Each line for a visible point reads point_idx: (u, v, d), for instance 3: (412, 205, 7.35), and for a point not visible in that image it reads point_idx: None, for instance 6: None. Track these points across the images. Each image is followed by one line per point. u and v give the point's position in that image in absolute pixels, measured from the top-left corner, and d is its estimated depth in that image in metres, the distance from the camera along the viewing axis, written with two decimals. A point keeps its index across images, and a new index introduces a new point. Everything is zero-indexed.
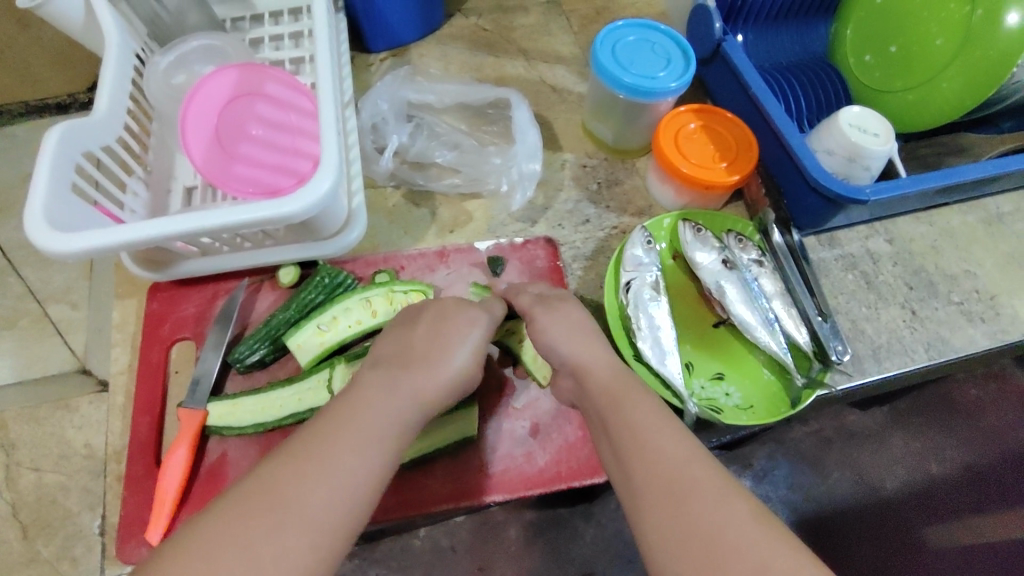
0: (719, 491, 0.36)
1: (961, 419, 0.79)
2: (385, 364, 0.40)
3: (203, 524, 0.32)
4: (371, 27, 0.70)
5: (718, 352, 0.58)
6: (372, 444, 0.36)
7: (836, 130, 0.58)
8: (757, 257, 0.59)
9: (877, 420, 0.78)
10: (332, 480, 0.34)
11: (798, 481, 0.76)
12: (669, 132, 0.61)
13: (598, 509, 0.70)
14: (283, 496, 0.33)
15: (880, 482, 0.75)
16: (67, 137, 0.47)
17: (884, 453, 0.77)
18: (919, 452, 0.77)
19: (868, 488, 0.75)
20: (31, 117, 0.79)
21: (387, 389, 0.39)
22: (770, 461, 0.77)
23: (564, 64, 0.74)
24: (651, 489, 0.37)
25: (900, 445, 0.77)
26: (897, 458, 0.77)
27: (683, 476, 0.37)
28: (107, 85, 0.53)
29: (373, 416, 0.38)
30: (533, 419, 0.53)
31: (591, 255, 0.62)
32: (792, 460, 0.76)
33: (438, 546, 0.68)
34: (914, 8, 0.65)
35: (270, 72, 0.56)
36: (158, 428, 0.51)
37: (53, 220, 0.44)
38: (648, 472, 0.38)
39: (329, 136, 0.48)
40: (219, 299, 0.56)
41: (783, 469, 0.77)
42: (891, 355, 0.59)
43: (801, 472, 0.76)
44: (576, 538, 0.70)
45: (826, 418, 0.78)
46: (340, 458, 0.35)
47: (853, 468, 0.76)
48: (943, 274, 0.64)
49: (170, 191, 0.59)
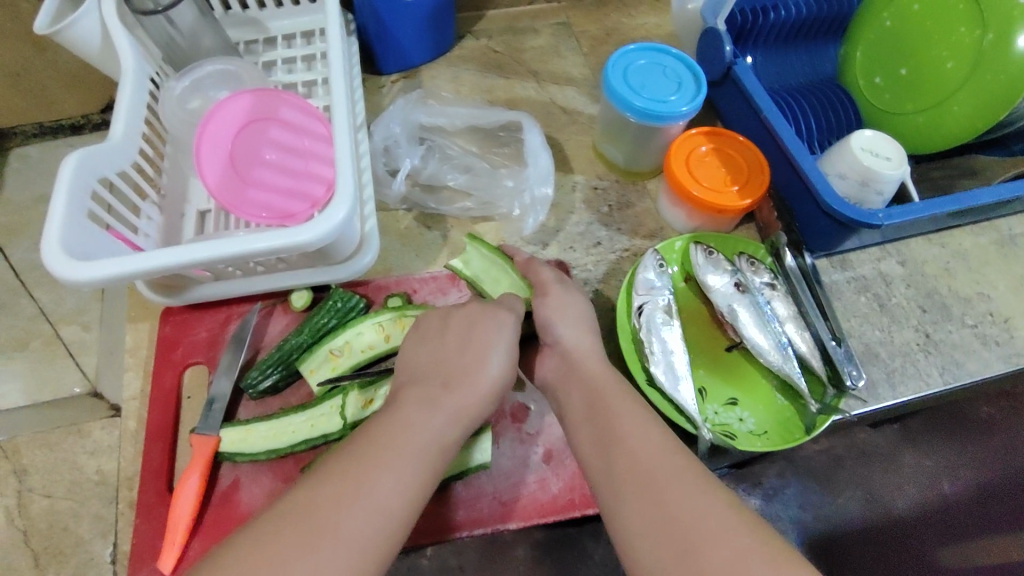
0: (697, 480, 0.37)
1: (972, 436, 0.73)
2: (431, 399, 0.41)
3: (247, 554, 0.32)
4: (384, 50, 0.71)
5: (732, 377, 0.58)
6: (404, 467, 0.37)
7: (848, 154, 0.57)
8: (769, 280, 0.59)
9: (889, 436, 0.72)
10: (367, 507, 0.35)
11: (809, 499, 0.69)
12: (681, 154, 0.61)
13: None
14: (323, 527, 0.34)
15: (891, 502, 0.69)
16: (82, 165, 0.48)
17: (896, 471, 0.71)
18: (931, 471, 0.71)
19: (879, 508, 0.69)
20: (44, 137, 0.79)
21: (428, 421, 0.40)
22: (780, 480, 0.71)
23: (575, 85, 0.75)
24: (625, 481, 0.39)
25: (914, 464, 0.71)
26: (909, 477, 0.71)
27: (659, 465, 0.38)
28: (123, 111, 0.53)
29: (402, 445, 0.38)
30: (547, 446, 0.53)
31: (606, 274, 0.62)
32: (802, 478, 0.70)
33: None
34: (923, 29, 0.65)
35: (284, 97, 0.57)
36: (170, 454, 0.51)
37: (71, 249, 0.44)
38: (626, 465, 0.39)
39: (343, 152, 0.48)
40: (232, 322, 0.56)
41: (794, 487, 0.70)
42: (905, 378, 0.59)
43: (812, 491, 0.70)
44: (584, 558, 0.60)
45: (837, 435, 0.72)
46: (375, 485, 0.36)
47: (865, 487, 0.70)
48: (956, 296, 0.64)
49: (183, 214, 0.59)
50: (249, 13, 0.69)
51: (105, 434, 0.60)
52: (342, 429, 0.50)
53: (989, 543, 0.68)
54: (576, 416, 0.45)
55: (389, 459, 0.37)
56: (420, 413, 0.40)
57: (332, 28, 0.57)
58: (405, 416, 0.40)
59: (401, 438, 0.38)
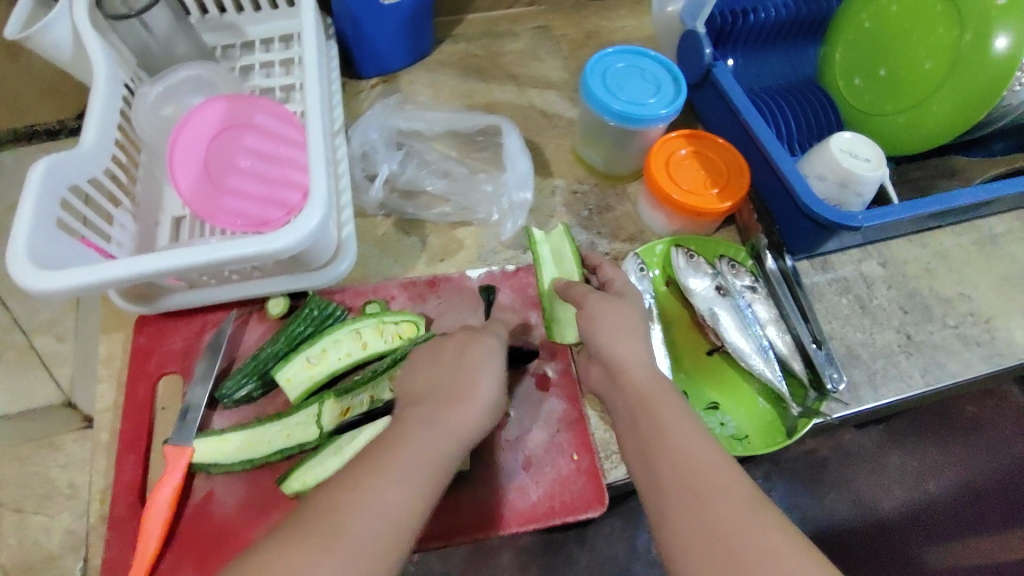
0: (749, 502, 0.37)
1: (957, 435, 0.76)
2: (432, 401, 0.42)
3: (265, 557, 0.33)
4: (362, 54, 0.71)
5: (713, 381, 0.58)
6: (411, 471, 0.38)
7: (826, 155, 0.57)
8: (750, 283, 0.59)
9: (874, 438, 0.74)
10: (374, 510, 0.36)
11: (797, 502, 0.72)
12: (660, 158, 0.61)
13: (592, 534, 0.69)
14: (331, 526, 0.34)
15: (877, 503, 0.73)
16: (51, 172, 0.47)
17: (882, 472, 0.74)
18: (915, 473, 0.74)
19: (867, 509, 0.72)
20: (19, 144, 0.78)
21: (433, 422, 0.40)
22: (768, 481, 0.72)
23: (555, 89, 0.75)
24: (676, 495, 0.39)
25: (898, 464, 0.74)
26: (896, 477, 0.74)
27: (715, 483, 0.39)
28: (95, 118, 0.53)
29: (408, 451, 0.39)
30: (526, 452, 0.52)
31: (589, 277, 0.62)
32: (789, 481, 0.72)
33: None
34: (901, 30, 0.65)
35: (259, 103, 0.56)
36: (143, 466, 0.50)
37: (37, 258, 0.43)
38: (679, 479, 0.39)
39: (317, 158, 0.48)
40: (207, 331, 0.55)
41: (781, 489, 0.72)
42: (887, 380, 0.58)
43: (800, 493, 0.72)
44: (571, 563, 0.68)
45: (824, 438, 0.73)
46: (382, 488, 0.36)
47: (854, 490, 0.73)
48: (938, 297, 0.64)
49: (158, 222, 0.58)
50: (225, 17, 0.68)
51: (79, 444, 0.63)
52: (319, 438, 0.50)
53: (973, 541, 0.73)
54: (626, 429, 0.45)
55: (394, 462, 0.38)
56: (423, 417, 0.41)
57: (307, 31, 0.57)
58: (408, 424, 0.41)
59: (404, 440, 0.39)
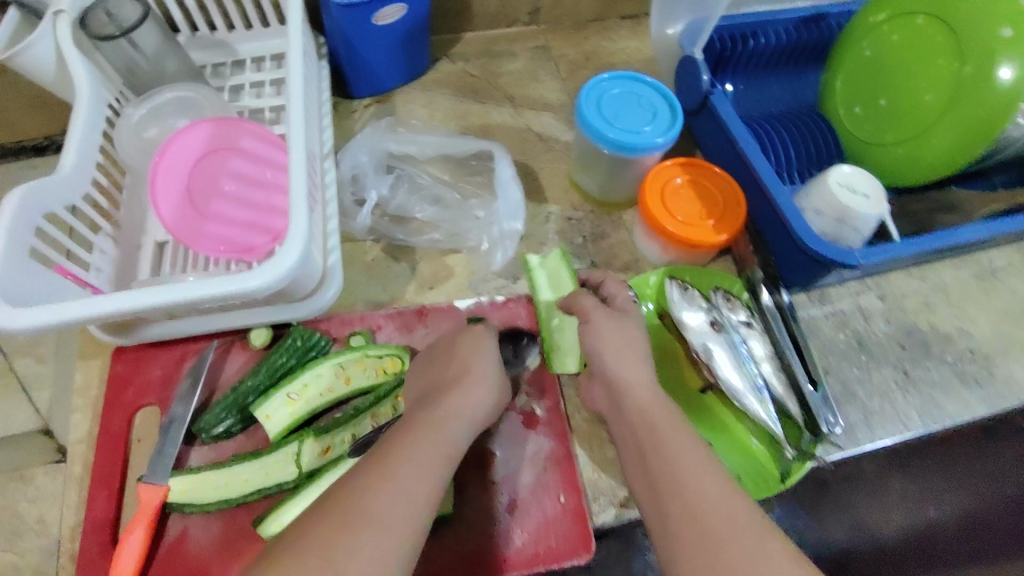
0: (757, 522, 0.37)
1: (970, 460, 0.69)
2: (424, 421, 0.41)
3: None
4: (355, 74, 0.70)
5: (705, 419, 0.56)
6: (410, 490, 0.37)
7: (824, 189, 0.55)
8: (745, 318, 0.57)
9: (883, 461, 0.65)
10: (383, 538, 0.34)
11: (794, 524, 0.64)
12: (656, 187, 0.60)
13: None
14: (342, 554, 0.33)
15: (878, 529, 0.68)
16: (27, 200, 0.46)
17: (883, 498, 0.67)
18: (911, 496, 0.68)
19: (866, 535, 0.67)
20: (5, 158, 0.77)
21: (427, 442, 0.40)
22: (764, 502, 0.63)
23: (552, 112, 0.74)
24: (684, 519, 0.38)
25: (901, 490, 0.67)
26: (897, 504, 0.68)
27: (719, 503, 0.38)
28: (74, 142, 0.51)
29: (414, 474, 0.37)
30: (511, 494, 0.51)
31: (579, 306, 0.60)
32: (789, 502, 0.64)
33: None
34: (902, 60, 0.63)
35: (244, 125, 0.54)
36: (116, 503, 0.48)
37: (7, 295, 0.42)
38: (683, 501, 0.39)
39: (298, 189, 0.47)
40: (187, 360, 0.53)
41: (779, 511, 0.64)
42: (884, 421, 0.57)
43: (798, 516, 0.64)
44: None
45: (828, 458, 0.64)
46: (378, 507, 0.35)
47: (854, 517, 0.66)
48: (937, 333, 0.62)
49: (140, 246, 0.57)
50: (217, 35, 0.68)
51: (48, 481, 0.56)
52: (297, 477, 0.48)
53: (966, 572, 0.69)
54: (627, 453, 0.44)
55: (401, 487, 0.36)
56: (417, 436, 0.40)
57: (293, 52, 0.54)
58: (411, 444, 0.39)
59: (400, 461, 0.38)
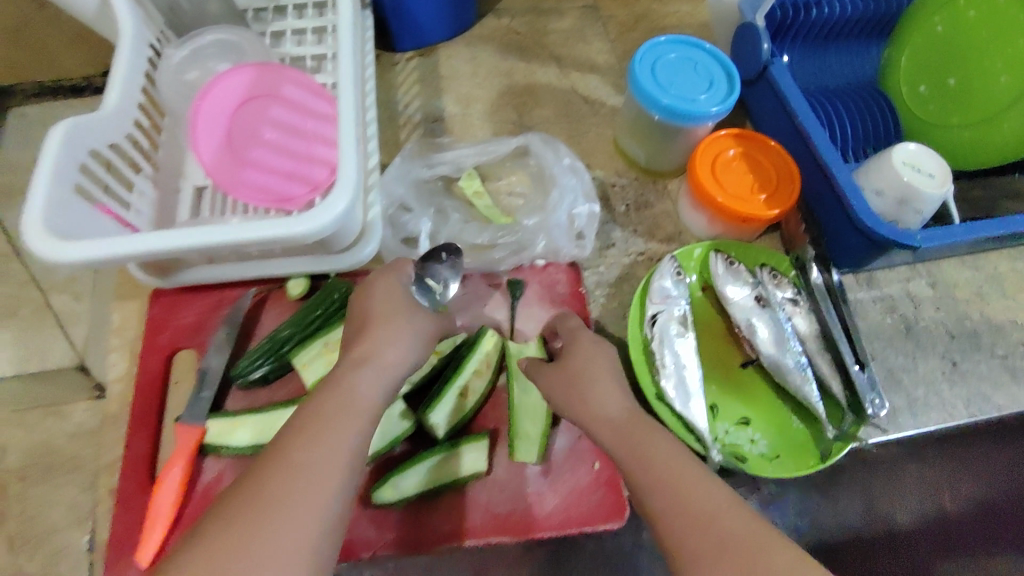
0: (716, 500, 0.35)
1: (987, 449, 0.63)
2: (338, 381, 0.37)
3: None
4: (400, 25, 0.68)
5: (746, 395, 0.55)
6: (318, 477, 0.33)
7: (887, 168, 0.53)
8: (792, 296, 0.56)
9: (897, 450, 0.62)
10: (295, 518, 0.31)
11: (805, 507, 0.61)
12: (706, 159, 0.58)
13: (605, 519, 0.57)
14: (240, 558, 0.30)
15: (893, 516, 0.63)
16: (72, 134, 0.44)
17: (898, 485, 0.63)
18: (934, 485, 0.64)
19: (879, 521, 0.63)
20: (43, 98, 0.74)
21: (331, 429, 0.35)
22: (780, 488, 0.60)
23: (599, 74, 0.72)
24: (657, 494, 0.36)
25: (916, 480, 0.63)
26: (912, 491, 0.64)
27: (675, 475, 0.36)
28: (118, 80, 0.50)
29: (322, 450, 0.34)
30: (546, 457, 0.50)
31: (617, 315, 0.58)
32: (802, 487, 0.61)
33: None
34: (975, 38, 0.60)
35: (287, 73, 0.53)
36: (154, 442, 0.49)
37: (55, 227, 0.41)
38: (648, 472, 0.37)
39: (346, 121, 0.45)
40: (223, 307, 0.53)
41: (793, 495, 0.61)
42: (928, 409, 0.56)
43: (810, 499, 0.61)
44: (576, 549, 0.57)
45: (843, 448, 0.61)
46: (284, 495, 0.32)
47: (866, 498, 0.63)
48: (988, 324, 0.60)
49: (179, 190, 0.56)
50: None
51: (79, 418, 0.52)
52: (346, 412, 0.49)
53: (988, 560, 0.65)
54: (601, 419, 0.42)
55: (312, 467, 0.33)
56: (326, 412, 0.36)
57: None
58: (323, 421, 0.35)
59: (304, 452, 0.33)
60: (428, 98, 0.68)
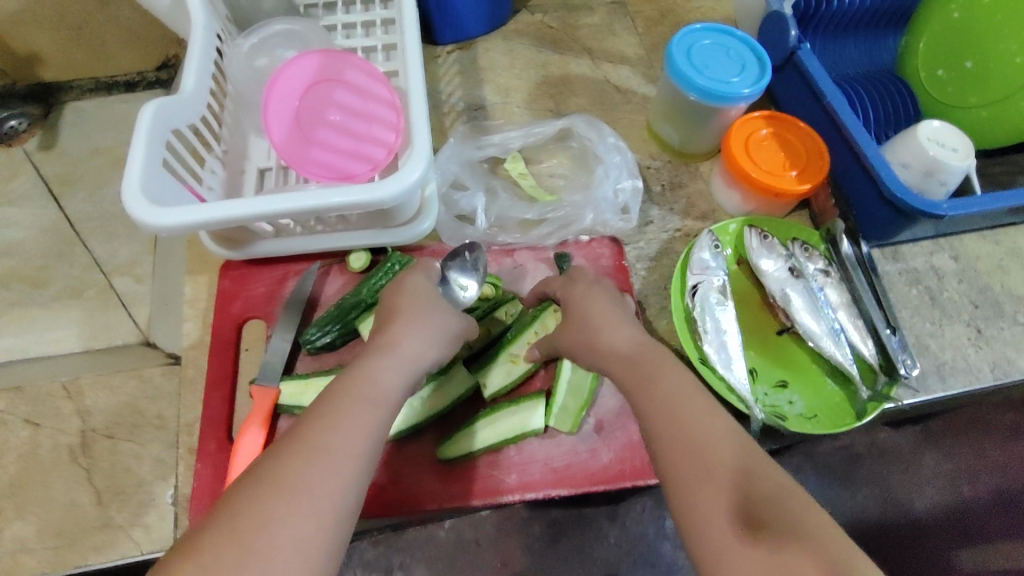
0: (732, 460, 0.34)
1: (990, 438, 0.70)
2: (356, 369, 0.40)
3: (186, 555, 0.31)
4: (442, 19, 0.71)
5: (783, 361, 0.58)
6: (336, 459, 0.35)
7: (912, 142, 0.57)
8: (823, 267, 0.59)
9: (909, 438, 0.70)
10: (313, 495, 0.33)
11: (827, 493, 0.67)
12: (740, 137, 0.61)
13: (624, 510, 0.64)
14: (252, 533, 0.31)
15: (910, 503, 0.68)
16: (159, 113, 0.48)
17: (914, 472, 0.69)
18: (950, 476, 0.69)
19: (898, 508, 0.67)
20: (100, 93, 0.78)
21: (349, 417, 0.37)
22: (798, 475, 0.67)
23: (629, 65, 0.75)
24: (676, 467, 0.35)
25: (932, 466, 0.69)
26: (928, 478, 0.69)
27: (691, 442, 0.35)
28: (193, 65, 0.53)
29: (337, 434, 0.36)
30: (597, 416, 0.53)
31: (655, 289, 0.61)
32: (821, 471, 0.67)
33: (462, 539, 0.62)
34: (991, 22, 0.64)
35: (351, 59, 0.56)
36: (229, 404, 0.52)
37: (150, 195, 0.44)
38: (671, 436, 0.36)
39: (416, 99, 0.49)
40: (290, 279, 0.56)
41: (814, 481, 0.67)
42: (955, 373, 0.59)
43: (830, 486, 0.67)
44: (600, 537, 0.63)
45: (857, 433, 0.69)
46: (298, 474, 0.34)
47: (882, 487, 0.68)
48: (1009, 294, 0.63)
49: (244, 171, 0.60)
50: None
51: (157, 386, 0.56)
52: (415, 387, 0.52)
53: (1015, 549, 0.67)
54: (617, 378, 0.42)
55: (334, 446, 0.35)
56: (346, 401, 0.38)
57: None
58: (339, 408, 0.37)
59: (323, 435, 0.35)
60: (469, 88, 0.72)
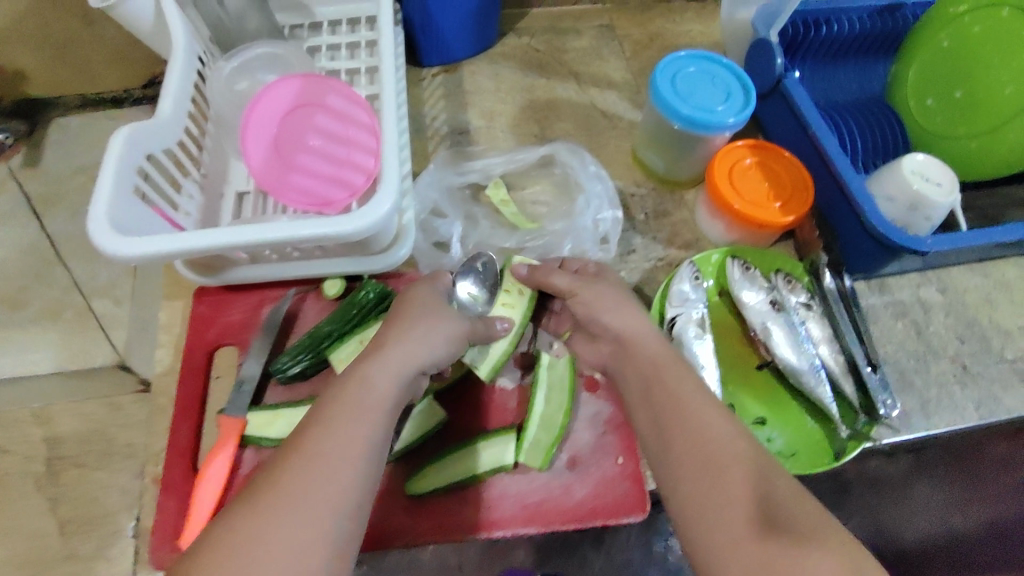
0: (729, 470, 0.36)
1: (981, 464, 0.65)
2: (357, 373, 0.40)
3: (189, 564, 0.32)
4: (427, 42, 0.71)
5: (764, 396, 0.57)
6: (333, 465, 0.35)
7: (897, 175, 0.56)
8: (805, 300, 0.58)
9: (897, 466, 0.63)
10: (309, 504, 0.34)
11: None
12: (724, 166, 0.61)
13: (610, 537, 0.61)
14: (252, 539, 0.32)
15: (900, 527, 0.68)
16: (132, 138, 0.47)
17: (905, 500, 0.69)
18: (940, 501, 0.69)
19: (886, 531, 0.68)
20: (86, 109, 0.77)
21: (349, 422, 0.37)
22: None
23: (616, 90, 0.75)
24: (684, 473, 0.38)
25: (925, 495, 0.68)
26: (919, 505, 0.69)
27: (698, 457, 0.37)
28: (171, 88, 0.52)
29: (337, 440, 0.36)
30: (572, 452, 0.52)
31: None
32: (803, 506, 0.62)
33: (445, 565, 0.60)
34: (980, 53, 0.63)
35: (333, 84, 0.56)
36: (197, 433, 0.51)
37: (115, 222, 0.44)
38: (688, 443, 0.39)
39: (388, 127, 0.48)
40: (265, 305, 0.56)
41: None
42: (940, 410, 0.57)
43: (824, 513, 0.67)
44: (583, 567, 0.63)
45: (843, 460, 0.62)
46: (294, 482, 0.34)
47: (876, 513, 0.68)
48: (997, 329, 0.62)
49: (223, 195, 0.59)
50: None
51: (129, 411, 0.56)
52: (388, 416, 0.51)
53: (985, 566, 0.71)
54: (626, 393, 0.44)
55: (330, 453, 0.35)
56: (347, 404, 0.38)
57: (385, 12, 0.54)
58: (337, 414, 0.37)
59: (321, 442, 0.36)
60: (454, 112, 0.71)
